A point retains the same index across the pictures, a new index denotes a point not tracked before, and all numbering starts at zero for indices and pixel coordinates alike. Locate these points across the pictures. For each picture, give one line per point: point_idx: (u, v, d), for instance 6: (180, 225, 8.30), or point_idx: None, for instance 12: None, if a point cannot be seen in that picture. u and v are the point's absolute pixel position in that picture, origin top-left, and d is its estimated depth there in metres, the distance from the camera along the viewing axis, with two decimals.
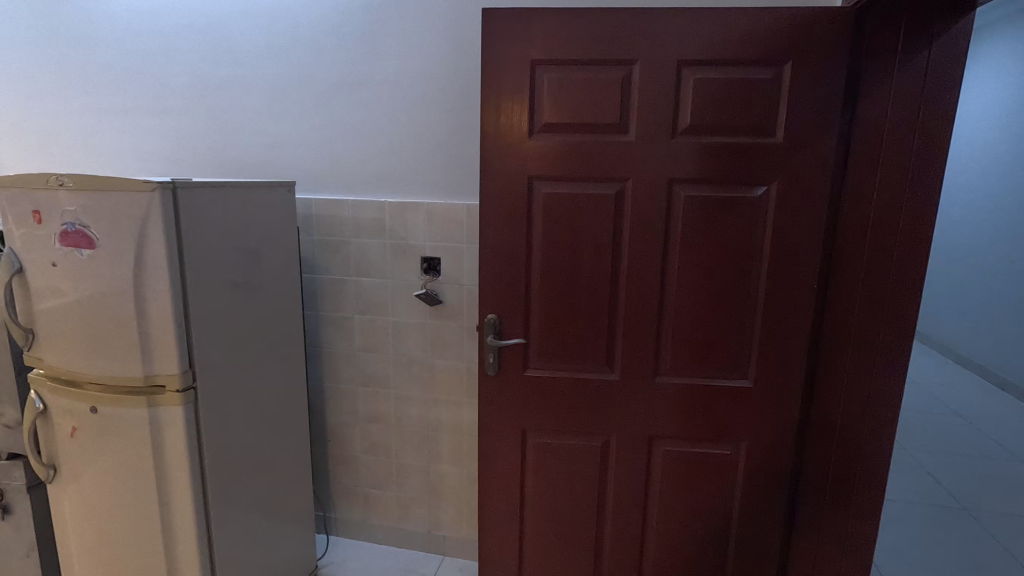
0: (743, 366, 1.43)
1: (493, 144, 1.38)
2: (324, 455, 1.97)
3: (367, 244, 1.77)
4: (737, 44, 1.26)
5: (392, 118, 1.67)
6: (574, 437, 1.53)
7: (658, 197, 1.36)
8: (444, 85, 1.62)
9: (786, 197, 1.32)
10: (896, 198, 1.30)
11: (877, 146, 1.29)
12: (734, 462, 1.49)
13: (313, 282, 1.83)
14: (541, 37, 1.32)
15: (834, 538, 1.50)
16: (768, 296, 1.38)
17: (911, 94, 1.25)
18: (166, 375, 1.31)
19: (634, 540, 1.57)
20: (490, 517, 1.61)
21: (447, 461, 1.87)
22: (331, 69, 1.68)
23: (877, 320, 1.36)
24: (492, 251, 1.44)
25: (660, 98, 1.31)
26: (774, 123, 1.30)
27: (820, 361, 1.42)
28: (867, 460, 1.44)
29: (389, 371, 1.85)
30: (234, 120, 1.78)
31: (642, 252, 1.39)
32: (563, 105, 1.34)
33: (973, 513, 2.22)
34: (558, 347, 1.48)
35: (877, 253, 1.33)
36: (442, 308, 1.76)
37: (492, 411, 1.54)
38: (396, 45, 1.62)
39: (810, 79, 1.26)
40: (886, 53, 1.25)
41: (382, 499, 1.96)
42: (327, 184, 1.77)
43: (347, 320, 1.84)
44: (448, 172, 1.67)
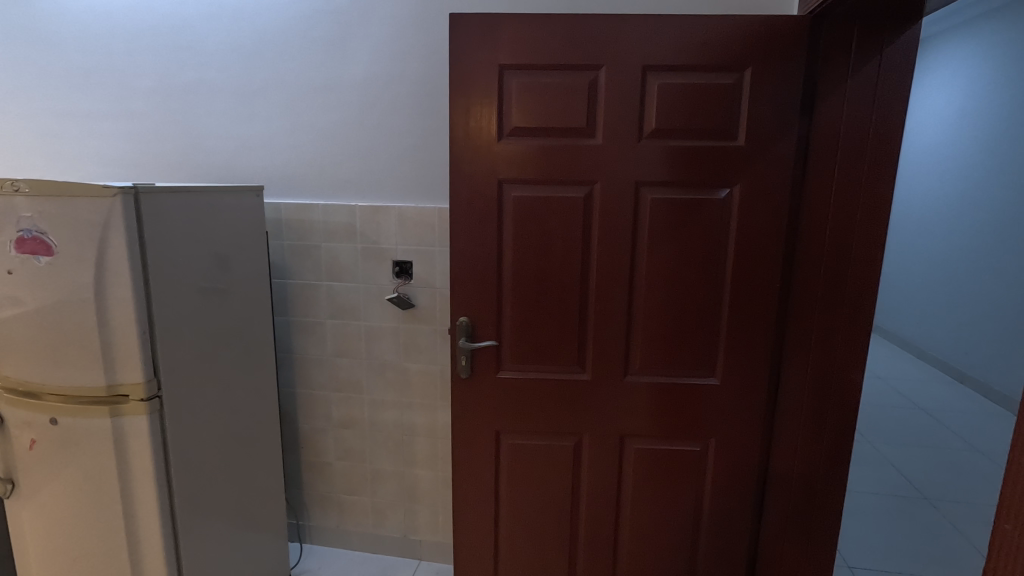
0: (710, 364, 1.47)
1: (463, 147, 1.39)
2: (297, 463, 1.94)
3: (338, 249, 1.76)
4: (699, 50, 1.30)
5: (361, 121, 1.67)
6: (548, 437, 1.54)
7: (626, 200, 1.38)
8: (413, 88, 1.62)
9: (748, 199, 1.36)
10: (853, 200, 1.35)
11: (834, 149, 1.34)
12: (704, 459, 1.53)
13: (284, 287, 1.81)
14: (508, 42, 1.33)
15: (801, 529, 1.55)
16: (733, 295, 1.41)
17: (865, 98, 1.30)
18: (130, 384, 1.28)
19: (608, 539, 1.59)
20: (464, 520, 1.61)
21: (422, 465, 1.87)
22: (299, 72, 1.66)
23: (837, 317, 1.41)
24: (463, 254, 1.45)
25: (627, 102, 1.33)
26: (735, 127, 1.34)
27: (784, 357, 1.46)
28: (829, 452, 1.49)
29: (362, 376, 1.84)
30: (199, 124, 1.75)
31: (611, 253, 1.41)
32: (532, 110, 1.35)
33: (932, 501, 2.31)
34: (530, 349, 1.49)
35: (836, 252, 1.38)
36: (414, 311, 1.75)
37: (466, 414, 1.55)
38: (366, 48, 1.62)
39: (770, 84, 1.30)
40: (840, 59, 1.30)
41: (357, 505, 1.94)
42: (296, 188, 1.75)
43: (318, 325, 1.83)
44: (419, 176, 1.68)
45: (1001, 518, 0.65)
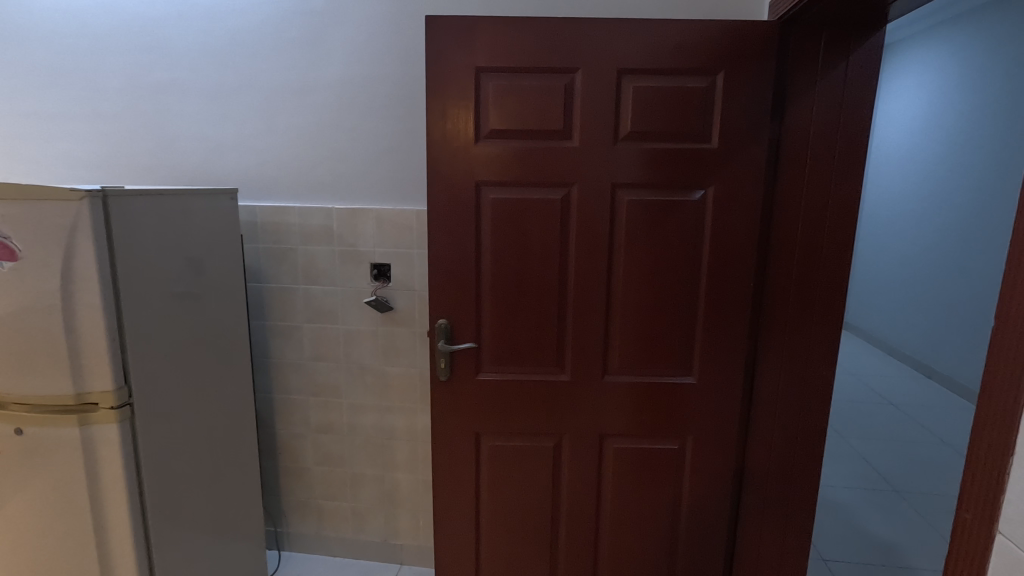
0: (687, 363, 1.49)
1: (440, 150, 1.39)
2: (275, 469, 1.92)
3: (315, 252, 1.74)
4: (673, 54, 1.32)
5: (338, 123, 1.65)
6: (528, 438, 1.55)
7: (603, 202, 1.40)
8: (390, 90, 1.61)
9: (722, 200, 1.38)
10: (822, 201, 1.39)
11: (805, 152, 1.37)
12: (681, 456, 1.55)
13: (259, 292, 1.79)
14: (485, 44, 1.34)
15: (777, 524, 1.58)
16: (708, 295, 1.44)
17: (833, 103, 1.34)
18: (99, 393, 1.25)
19: (589, 538, 1.60)
20: (446, 523, 1.61)
21: (402, 469, 1.86)
22: (273, 74, 1.64)
23: (810, 315, 1.44)
24: (441, 256, 1.44)
25: (603, 105, 1.35)
26: (709, 130, 1.36)
27: (759, 355, 1.49)
28: (803, 447, 1.52)
29: (340, 380, 1.82)
30: (171, 126, 1.72)
31: (589, 255, 1.43)
32: (509, 112, 1.36)
33: (902, 494, 2.37)
34: (509, 350, 1.49)
35: (808, 252, 1.42)
36: (393, 314, 1.75)
37: (446, 416, 1.54)
38: (342, 50, 1.60)
39: (742, 88, 1.33)
40: (808, 64, 1.33)
41: (337, 511, 1.92)
42: (271, 191, 1.73)
43: (295, 329, 1.80)
44: (397, 178, 1.67)
45: (961, 508, 0.68)
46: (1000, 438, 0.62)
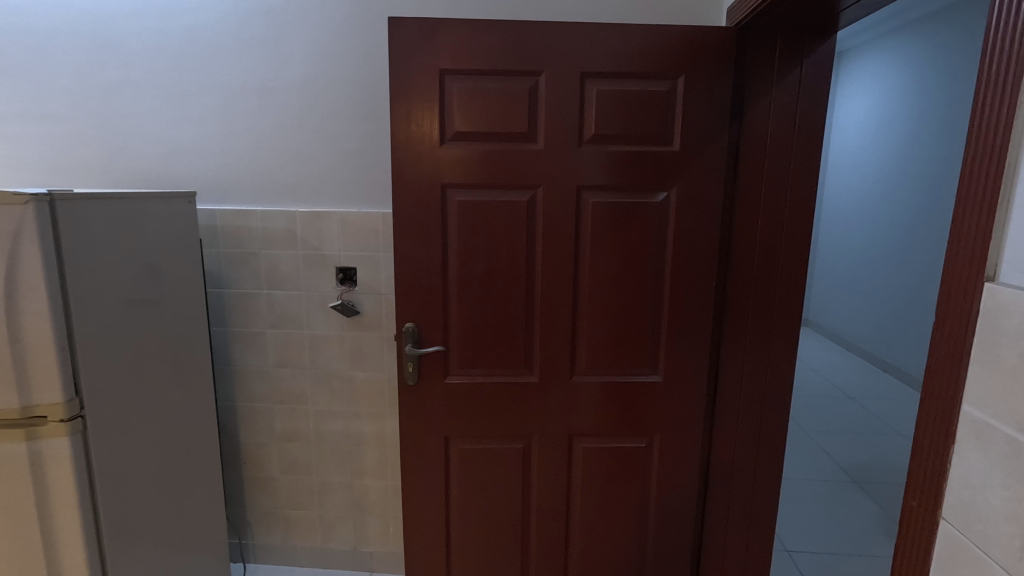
0: (653, 362, 1.51)
1: (405, 152, 1.38)
2: (238, 479, 1.87)
3: (279, 256, 1.70)
4: (634, 58, 1.34)
5: (299, 125, 1.62)
6: (497, 440, 1.55)
7: (569, 204, 1.41)
8: (353, 92, 1.59)
9: (684, 202, 1.41)
10: (781, 202, 1.43)
11: (763, 154, 1.41)
12: (649, 454, 1.57)
13: (220, 297, 1.74)
14: (449, 47, 1.33)
15: (742, 517, 1.61)
16: (672, 295, 1.46)
17: (788, 107, 1.38)
18: (48, 405, 1.19)
19: (559, 539, 1.61)
20: (416, 527, 1.59)
21: (371, 475, 1.84)
22: (232, 74, 1.61)
23: (770, 313, 1.49)
24: (407, 259, 1.43)
25: (567, 108, 1.36)
26: (670, 132, 1.39)
27: (722, 354, 1.52)
28: (766, 441, 1.56)
29: (306, 386, 1.79)
30: (125, 127, 1.66)
31: (555, 256, 1.43)
32: (474, 114, 1.36)
33: (861, 484, 2.46)
34: (477, 353, 1.49)
35: (767, 252, 1.46)
36: (359, 318, 1.72)
37: (414, 420, 1.53)
38: (303, 50, 1.58)
39: (701, 92, 1.36)
40: (765, 69, 1.37)
41: (304, 520, 1.88)
42: (232, 194, 1.69)
43: (258, 335, 1.76)
44: (361, 180, 1.65)
45: (908, 497, 0.71)
46: (943, 428, 0.64)
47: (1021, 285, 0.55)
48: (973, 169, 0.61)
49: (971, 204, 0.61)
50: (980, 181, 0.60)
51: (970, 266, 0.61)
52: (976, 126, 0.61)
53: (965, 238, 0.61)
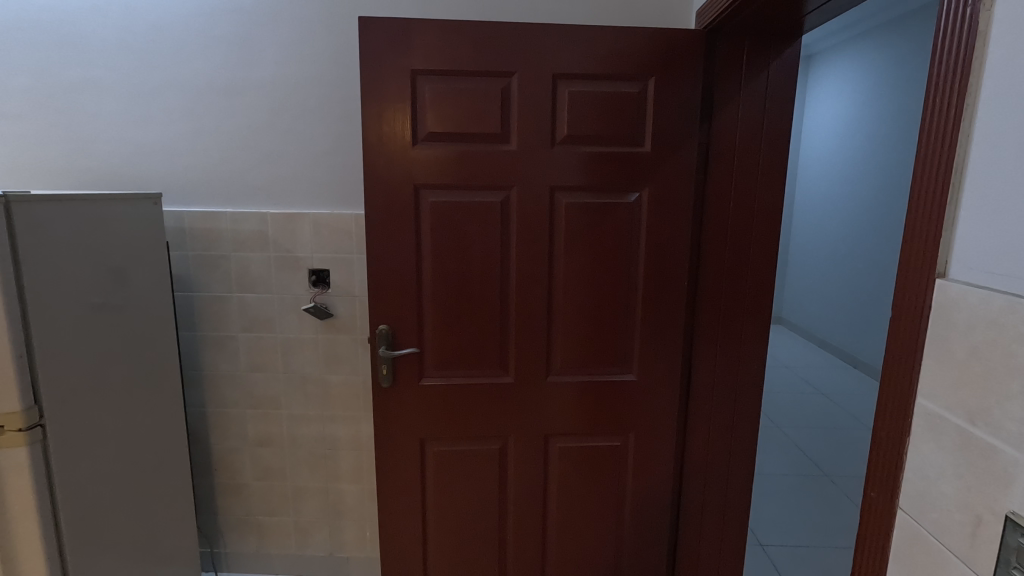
0: (627, 361, 1.52)
1: (377, 153, 1.37)
2: (209, 487, 1.83)
3: (249, 258, 1.67)
4: (606, 60, 1.35)
5: (269, 125, 1.60)
6: (473, 442, 1.54)
7: (542, 205, 1.41)
8: (325, 92, 1.58)
9: (656, 203, 1.42)
10: (749, 202, 1.46)
11: (731, 155, 1.44)
12: (624, 453, 1.58)
13: (189, 301, 1.70)
14: (421, 46, 1.32)
15: (715, 511, 1.64)
16: (645, 294, 1.47)
17: (756, 109, 1.41)
18: (4, 414, 1.14)
19: (537, 539, 1.61)
20: (392, 531, 1.58)
21: (346, 479, 1.81)
22: (199, 73, 1.57)
23: (740, 310, 1.51)
24: (381, 260, 1.42)
25: (539, 110, 1.36)
26: (641, 133, 1.40)
27: (695, 352, 1.54)
28: (737, 437, 1.59)
29: (279, 391, 1.76)
30: (87, 127, 1.62)
31: (530, 257, 1.44)
32: (446, 115, 1.35)
33: (832, 478, 2.52)
34: (452, 355, 1.49)
35: (737, 250, 1.48)
36: (333, 321, 1.70)
37: (389, 424, 1.52)
38: (272, 49, 1.55)
39: (671, 94, 1.37)
40: (733, 72, 1.39)
41: (278, 526, 1.85)
42: (199, 195, 1.65)
43: (229, 339, 1.73)
44: (334, 181, 1.63)
45: (868, 488, 0.73)
46: (899, 422, 0.67)
47: (970, 281, 0.57)
48: (924, 169, 0.63)
49: (924, 205, 0.63)
50: (931, 182, 0.62)
51: (923, 263, 0.63)
52: (928, 125, 0.63)
53: (918, 238, 0.63)
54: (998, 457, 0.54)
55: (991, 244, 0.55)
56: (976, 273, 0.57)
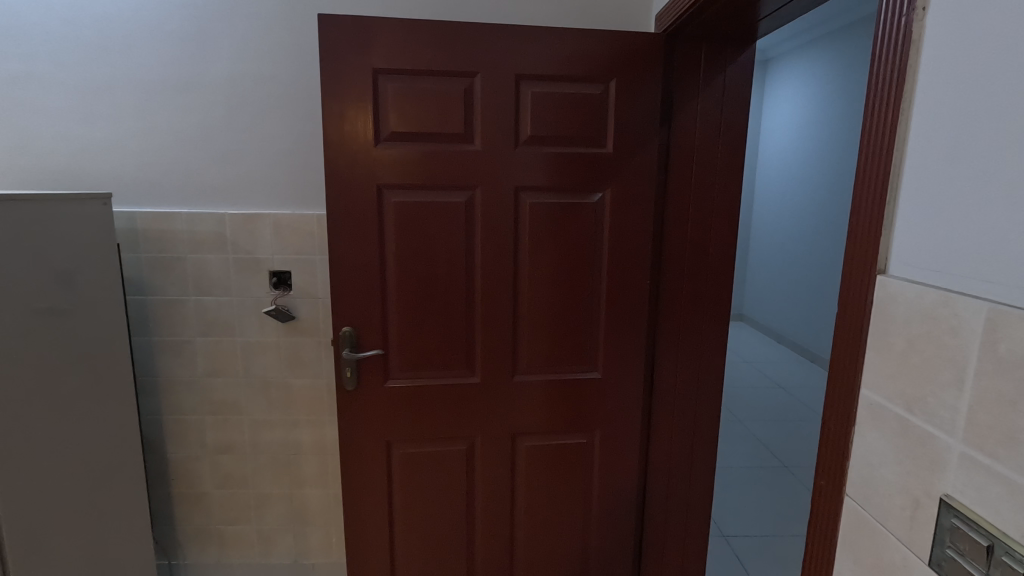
0: (592, 359, 1.54)
1: (338, 153, 1.35)
2: (167, 497, 1.77)
3: (206, 260, 1.63)
4: (568, 61, 1.36)
5: (226, 123, 1.56)
6: (440, 443, 1.54)
7: (507, 205, 1.42)
8: (285, 90, 1.55)
9: (619, 203, 1.45)
10: (708, 202, 1.50)
11: (690, 157, 1.47)
12: (590, 450, 1.60)
13: (142, 305, 1.64)
14: (382, 45, 1.31)
15: (679, 504, 1.68)
16: (609, 292, 1.49)
17: (713, 112, 1.45)
18: None
19: (505, 538, 1.61)
20: (359, 535, 1.56)
21: (311, 484, 1.78)
22: (151, 69, 1.52)
23: (701, 307, 1.56)
24: (344, 262, 1.40)
25: (502, 110, 1.36)
26: (604, 134, 1.42)
27: (658, 349, 1.57)
28: (698, 430, 1.64)
29: (239, 396, 1.71)
30: (29, 123, 1.54)
31: (495, 256, 1.44)
32: (408, 114, 1.34)
33: (790, 468, 2.60)
34: (418, 356, 1.48)
35: (697, 249, 1.52)
36: (295, 323, 1.67)
37: (354, 427, 1.50)
38: (229, 46, 1.51)
39: (632, 96, 1.39)
40: (691, 76, 1.43)
41: (240, 535, 1.80)
42: (153, 195, 1.60)
43: (186, 344, 1.67)
44: (294, 181, 1.60)
45: (818, 477, 0.76)
46: (845, 412, 0.70)
47: (907, 276, 0.60)
48: (866, 171, 0.66)
49: (866, 206, 0.66)
50: (872, 184, 0.65)
51: (864, 261, 0.66)
52: (869, 130, 0.66)
53: (861, 238, 0.66)
54: (934, 443, 0.57)
55: (925, 242, 0.58)
56: (912, 269, 0.60)
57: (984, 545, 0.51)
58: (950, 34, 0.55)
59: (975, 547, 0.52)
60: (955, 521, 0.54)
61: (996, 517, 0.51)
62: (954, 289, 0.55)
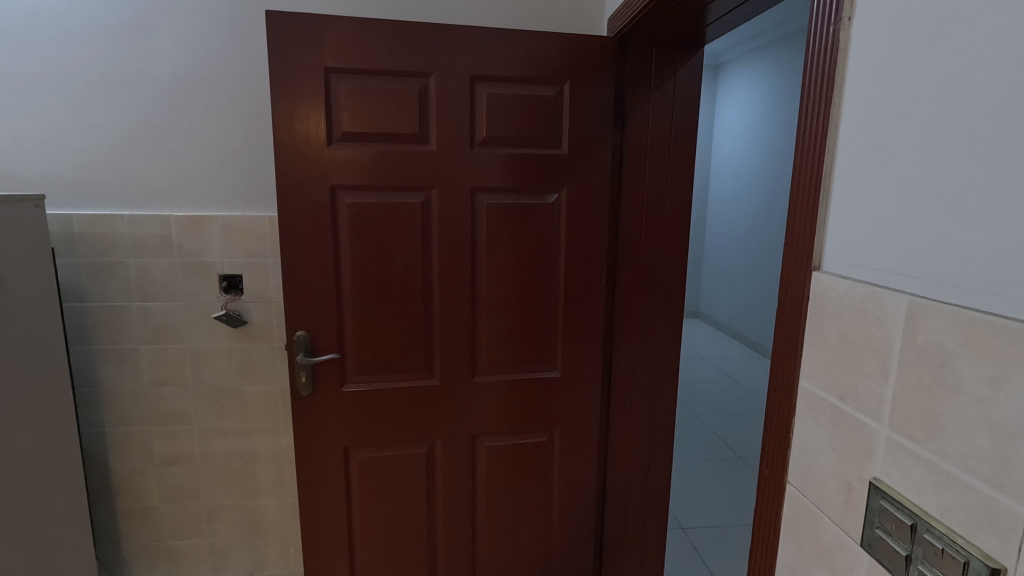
0: (551, 357, 1.55)
1: (290, 153, 1.31)
2: (110, 514, 1.68)
3: (151, 264, 1.56)
4: (523, 63, 1.37)
5: (170, 121, 1.50)
6: (399, 447, 1.52)
7: (463, 206, 1.41)
8: (232, 88, 1.50)
9: (574, 203, 1.46)
10: (661, 202, 1.54)
11: (643, 158, 1.50)
12: (550, 448, 1.61)
13: (81, 312, 1.56)
14: (334, 44, 1.28)
15: (638, 498, 1.71)
16: (566, 292, 1.51)
17: (665, 115, 1.49)
18: None
19: (467, 539, 1.61)
20: (316, 543, 1.52)
21: (266, 494, 1.73)
22: (86, 64, 1.45)
23: (655, 305, 1.59)
24: (297, 264, 1.37)
25: (457, 110, 1.36)
26: (558, 135, 1.43)
27: (614, 347, 1.60)
28: (653, 425, 1.67)
29: (188, 405, 1.65)
30: None
31: (452, 257, 1.44)
32: (362, 114, 1.33)
33: (744, 460, 2.69)
34: (375, 359, 1.46)
35: (651, 248, 1.56)
36: (247, 328, 1.62)
37: (310, 433, 1.46)
38: (171, 41, 1.46)
39: (586, 98, 1.41)
40: (643, 80, 1.46)
41: (191, 549, 1.74)
42: (90, 196, 1.52)
43: (130, 352, 1.60)
44: (245, 183, 1.56)
45: (763, 467, 0.79)
46: (786, 404, 0.73)
47: (839, 273, 0.64)
48: (801, 173, 0.69)
49: (802, 206, 0.69)
50: (807, 186, 0.68)
51: (801, 259, 0.69)
52: (804, 134, 0.69)
53: (798, 237, 0.70)
54: (864, 430, 0.60)
55: (853, 241, 0.61)
56: (842, 266, 0.63)
57: (908, 524, 0.54)
58: (875, 44, 0.58)
59: (901, 526, 0.55)
60: (883, 502, 0.58)
61: (917, 497, 0.54)
62: (880, 284, 0.58)
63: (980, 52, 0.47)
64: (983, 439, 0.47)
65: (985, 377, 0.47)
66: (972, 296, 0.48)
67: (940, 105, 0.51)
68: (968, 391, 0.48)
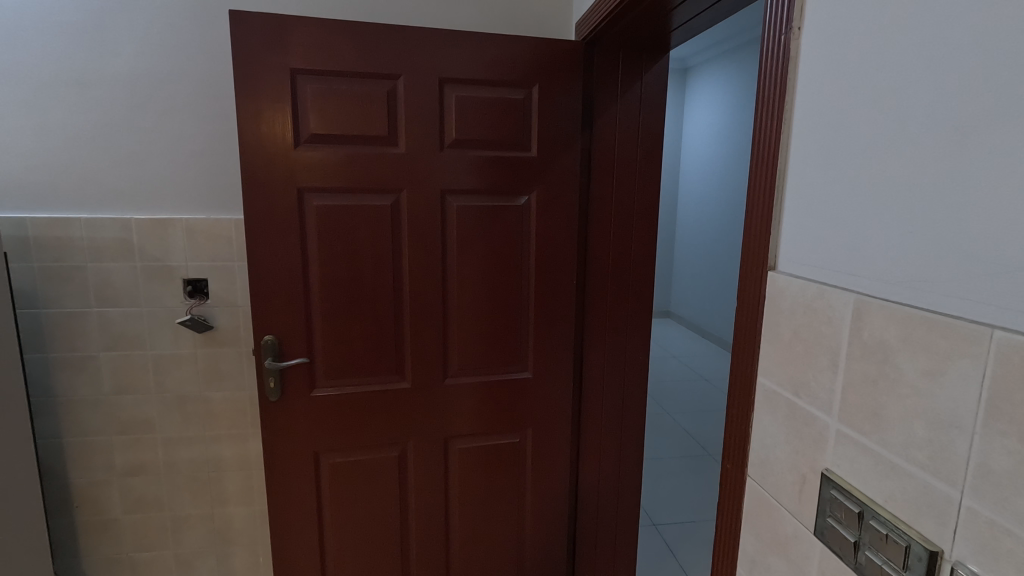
0: (522, 358, 1.56)
1: (256, 154, 1.29)
2: (69, 527, 1.63)
3: (111, 269, 1.52)
4: (491, 66, 1.38)
5: (131, 122, 1.46)
6: (371, 450, 1.51)
7: (433, 207, 1.42)
8: (196, 88, 1.47)
9: (544, 205, 1.48)
10: (628, 203, 1.57)
11: (611, 160, 1.53)
12: (522, 448, 1.62)
13: (37, 319, 1.50)
14: (300, 45, 1.27)
15: (609, 495, 1.73)
16: (537, 292, 1.52)
17: (631, 118, 1.52)
18: None
19: (440, 540, 1.61)
20: (287, 550, 1.50)
21: (234, 502, 1.70)
22: (40, 62, 1.40)
23: (624, 304, 1.62)
24: (264, 268, 1.35)
25: (426, 112, 1.36)
26: (528, 138, 1.45)
27: (585, 346, 1.62)
28: (623, 423, 1.70)
29: (152, 413, 1.61)
30: None
31: (422, 259, 1.44)
32: (329, 115, 1.31)
33: (713, 456, 2.75)
34: (345, 363, 1.44)
35: (620, 248, 1.58)
36: (212, 333, 1.59)
37: (278, 439, 1.44)
38: (131, 39, 1.42)
39: (554, 101, 1.43)
40: (610, 84, 1.49)
41: (156, 561, 1.69)
42: (46, 198, 1.47)
43: (89, 360, 1.55)
44: (210, 184, 1.53)
45: (725, 461, 0.81)
46: (746, 400, 0.75)
47: (793, 273, 0.66)
48: (757, 176, 0.72)
49: (758, 207, 0.72)
50: (762, 189, 0.70)
51: (758, 259, 0.71)
52: (760, 139, 0.71)
53: (755, 238, 0.72)
54: (816, 423, 0.63)
55: (805, 243, 0.64)
56: (795, 266, 0.66)
57: (856, 511, 0.57)
58: (824, 54, 0.60)
59: (849, 514, 0.58)
60: (833, 492, 0.60)
61: (864, 486, 0.57)
62: (829, 283, 0.60)
63: (918, 68, 0.50)
64: (921, 429, 0.50)
65: (922, 370, 0.50)
66: (911, 297, 0.51)
67: (883, 117, 0.53)
68: (908, 383, 0.51)
